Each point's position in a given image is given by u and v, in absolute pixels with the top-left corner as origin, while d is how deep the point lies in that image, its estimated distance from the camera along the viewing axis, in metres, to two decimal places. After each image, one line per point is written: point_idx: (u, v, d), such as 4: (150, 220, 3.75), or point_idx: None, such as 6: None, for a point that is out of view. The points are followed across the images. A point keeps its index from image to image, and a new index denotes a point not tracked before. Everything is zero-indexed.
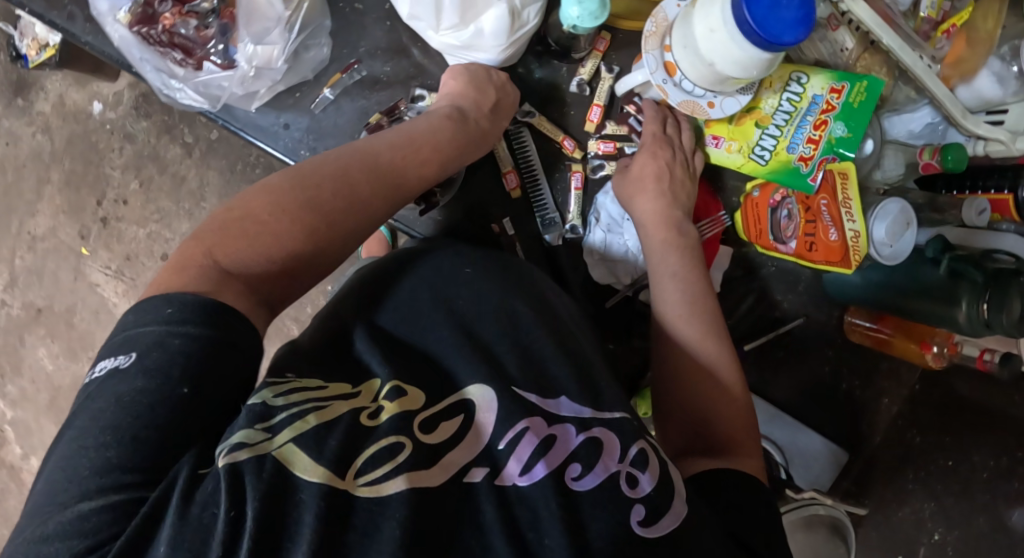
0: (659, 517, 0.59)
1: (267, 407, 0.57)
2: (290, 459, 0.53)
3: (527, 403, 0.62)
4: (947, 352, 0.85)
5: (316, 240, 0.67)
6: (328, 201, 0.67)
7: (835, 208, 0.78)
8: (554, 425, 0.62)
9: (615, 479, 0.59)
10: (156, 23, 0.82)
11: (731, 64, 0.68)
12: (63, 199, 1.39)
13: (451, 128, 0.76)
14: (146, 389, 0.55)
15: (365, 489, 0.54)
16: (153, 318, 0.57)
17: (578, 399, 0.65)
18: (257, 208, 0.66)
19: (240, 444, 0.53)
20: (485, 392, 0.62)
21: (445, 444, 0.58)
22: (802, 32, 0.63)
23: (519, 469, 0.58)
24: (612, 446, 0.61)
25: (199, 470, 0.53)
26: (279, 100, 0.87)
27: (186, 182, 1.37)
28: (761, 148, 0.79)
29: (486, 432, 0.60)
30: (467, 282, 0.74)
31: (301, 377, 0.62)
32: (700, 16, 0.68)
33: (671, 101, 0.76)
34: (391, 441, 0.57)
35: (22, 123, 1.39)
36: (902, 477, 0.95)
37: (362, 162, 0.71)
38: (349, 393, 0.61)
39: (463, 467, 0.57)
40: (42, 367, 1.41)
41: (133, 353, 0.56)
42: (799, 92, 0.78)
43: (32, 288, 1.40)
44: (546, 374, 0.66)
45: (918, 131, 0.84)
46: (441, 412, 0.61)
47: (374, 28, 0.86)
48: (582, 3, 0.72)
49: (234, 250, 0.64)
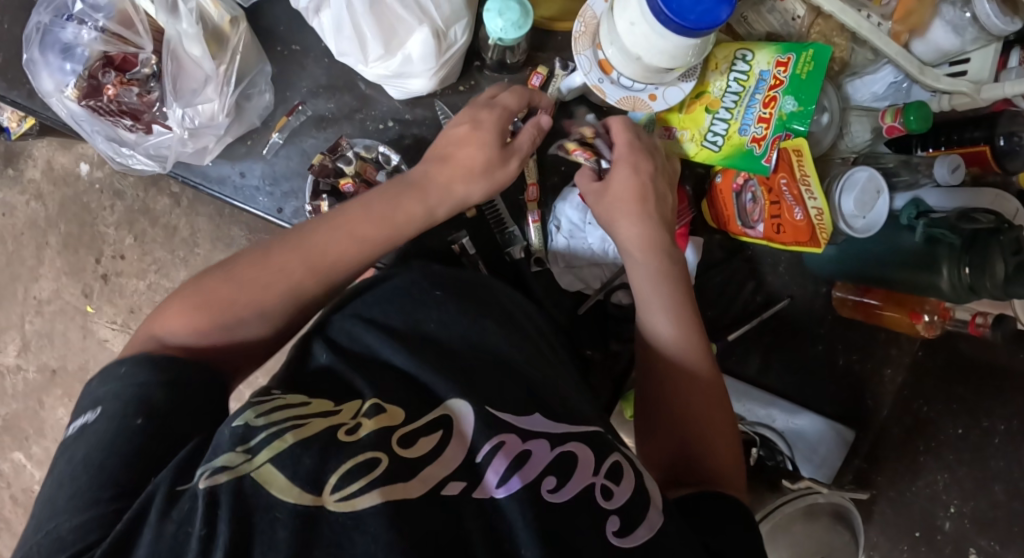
0: (634, 527, 0.57)
1: (248, 428, 0.55)
2: (270, 477, 0.51)
3: (488, 418, 0.60)
4: (939, 319, 0.80)
5: (281, 309, 0.68)
6: (277, 263, 0.68)
7: (796, 186, 0.74)
8: (528, 439, 0.60)
9: (589, 490, 0.58)
10: (102, 94, 0.81)
11: (659, 55, 0.65)
12: (63, 261, 1.42)
13: (432, 175, 0.72)
14: (116, 428, 0.57)
15: (340, 504, 0.51)
16: (109, 377, 0.60)
17: (551, 415, 0.63)
18: (204, 283, 0.67)
19: (222, 467, 0.52)
20: (464, 405, 0.60)
21: (423, 461, 0.56)
22: (724, 12, 0.60)
23: (497, 481, 0.56)
24: (587, 458, 0.60)
25: (176, 488, 0.52)
26: (232, 150, 0.87)
27: (178, 231, 1.40)
28: (714, 134, 0.76)
29: (464, 446, 0.58)
30: (434, 303, 0.69)
31: (287, 394, 0.60)
32: (620, 11, 0.66)
33: (611, 99, 0.74)
34: (367, 458, 0.54)
35: (15, 192, 1.42)
36: (913, 449, 0.91)
37: (336, 232, 0.69)
38: (331, 410, 0.59)
39: (440, 481, 0.55)
40: (63, 426, 1.44)
41: (97, 407, 0.58)
42: (745, 70, 0.75)
43: (44, 350, 1.44)
44: (505, 390, 0.63)
45: (882, 92, 0.80)
46: (419, 429, 0.58)
47: (314, 67, 0.85)
48: (504, 14, 0.70)
49: (183, 322, 0.64)
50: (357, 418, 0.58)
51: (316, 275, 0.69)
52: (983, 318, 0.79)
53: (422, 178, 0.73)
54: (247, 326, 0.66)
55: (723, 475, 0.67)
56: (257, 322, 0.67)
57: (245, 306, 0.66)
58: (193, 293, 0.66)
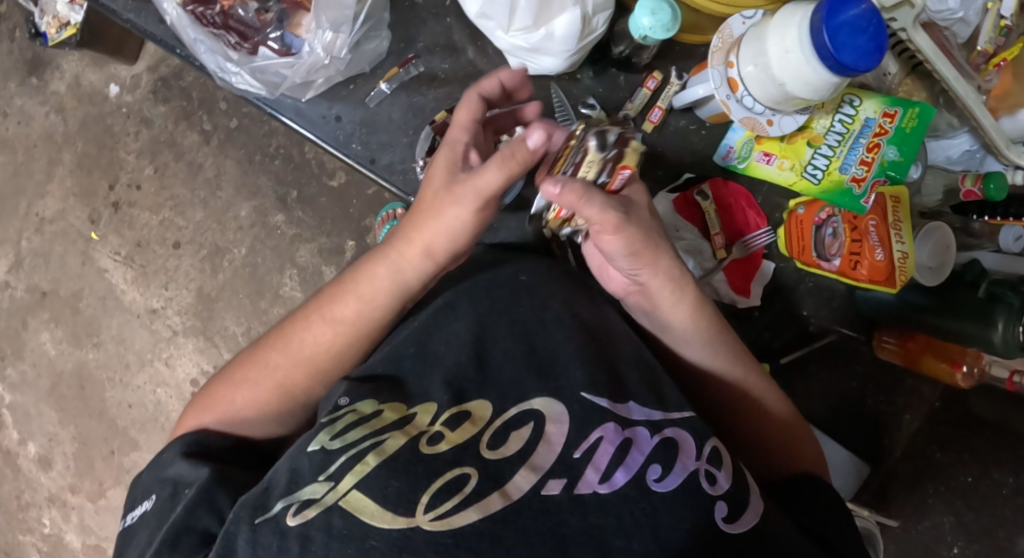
0: (741, 512, 0.58)
1: (326, 454, 0.58)
2: (359, 507, 0.55)
3: (595, 408, 0.60)
4: (976, 372, 0.90)
5: (275, 403, 0.72)
6: (279, 365, 0.72)
7: (886, 229, 0.82)
8: (626, 428, 0.59)
9: (695, 478, 0.58)
10: (212, 3, 0.82)
11: (802, 85, 0.71)
12: (74, 181, 1.37)
13: (415, 248, 0.71)
14: (169, 501, 0.66)
15: (436, 523, 0.54)
16: (166, 461, 0.69)
17: (646, 401, 0.62)
18: (229, 386, 0.73)
19: (309, 501, 0.56)
20: (554, 405, 0.60)
21: (512, 463, 0.57)
22: (875, 61, 0.67)
23: (598, 477, 0.57)
24: (687, 445, 0.60)
25: (257, 520, 0.57)
26: (334, 91, 0.86)
27: (202, 170, 1.36)
28: (814, 167, 0.82)
29: (556, 444, 0.58)
30: (528, 295, 0.69)
31: (357, 404, 0.62)
32: (774, 36, 0.72)
33: (733, 117, 0.78)
34: (457, 474, 0.56)
35: (36, 102, 1.37)
36: (923, 491, 1.00)
37: (315, 326, 0.73)
38: (406, 416, 0.60)
39: (540, 479, 0.56)
40: (44, 351, 1.40)
41: (155, 493, 0.68)
42: (852, 114, 0.81)
43: (38, 271, 1.39)
44: (617, 376, 0.63)
45: (957, 157, 0.85)
46: (506, 425, 0.59)
47: (433, 23, 0.86)
48: (655, 15, 0.73)
49: (210, 419, 0.72)
50: (435, 425, 0.60)
51: (302, 365, 0.72)
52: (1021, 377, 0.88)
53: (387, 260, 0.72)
54: (251, 418, 0.72)
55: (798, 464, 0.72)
56: (259, 415, 0.72)
57: (246, 402, 0.72)
58: (220, 395, 0.73)
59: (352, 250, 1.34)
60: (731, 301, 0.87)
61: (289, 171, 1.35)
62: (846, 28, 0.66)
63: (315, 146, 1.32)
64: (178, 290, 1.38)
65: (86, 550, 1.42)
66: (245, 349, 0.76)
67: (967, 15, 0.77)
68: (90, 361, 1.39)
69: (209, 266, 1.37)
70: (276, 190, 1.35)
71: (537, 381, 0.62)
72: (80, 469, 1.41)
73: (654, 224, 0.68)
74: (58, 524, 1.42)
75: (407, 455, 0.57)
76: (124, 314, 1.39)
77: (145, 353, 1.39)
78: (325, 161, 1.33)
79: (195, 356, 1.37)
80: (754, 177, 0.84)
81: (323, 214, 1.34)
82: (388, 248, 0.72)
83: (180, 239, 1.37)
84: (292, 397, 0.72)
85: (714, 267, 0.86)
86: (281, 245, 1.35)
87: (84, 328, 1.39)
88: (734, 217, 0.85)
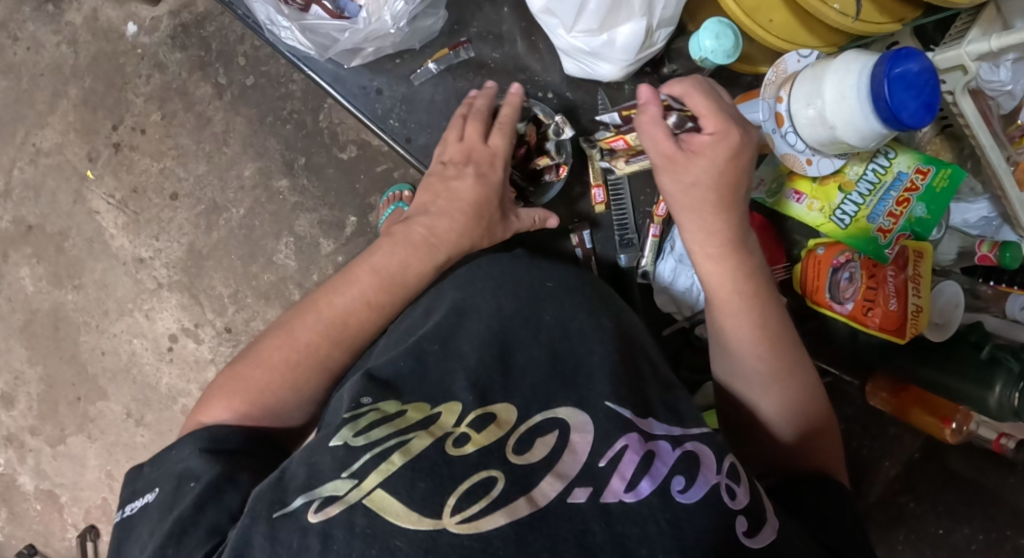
0: (761, 526, 0.55)
1: (349, 451, 0.55)
2: (384, 505, 0.51)
3: (623, 420, 0.57)
4: (965, 428, 0.92)
5: (289, 393, 0.68)
6: (286, 353, 0.69)
7: (904, 281, 0.83)
8: (648, 441, 0.57)
9: (717, 491, 0.55)
10: None
11: (851, 132, 0.72)
12: (76, 116, 1.33)
13: (466, 228, 0.75)
14: (171, 496, 0.61)
15: (463, 526, 0.51)
16: (182, 454, 0.63)
17: (666, 419, 0.61)
18: (242, 378, 0.68)
19: (331, 497, 0.52)
20: (578, 414, 0.58)
21: (539, 470, 0.54)
22: (928, 120, 0.68)
23: (623, 486, 0.54)
24: (708, 459, 0.57)
25: (275, 515, 0.53)
26: (379, 64, 0.85)
27: (211, 124, 1.32)
28: (843, 212, 0.83)
29: (581, 453, 0.55)
30: (555, 297, 0.68)
31: (381, 402, 0.59)
32: (831, 80, 0.72)
33: (776, 151, 0.79)
34: (483, 476, 0.53)
35: (48, 29, 1.32)
36: (893, 536, 1.02)
37: (277, 332, 0.71)
38: (430, 416, 0.58)
39: (565, 486, 0.53)
40: (21, 287, 1.35)
41: (154, 489, 0.62)
42: (885, 165, 0.82)
43: (26, 204, 1.34)
44: (641, 395, 0.62)
45: (974, 221, 0.88)
46: (531, 430, 0.57)
47: (490, 11, 0.85)
48: (718, 39, 0.73)
49: (222, 412, 0.67)
50: (460, 426, 0.56)
51: (313, 356, 0.69)
52: (1007, 439, 0.92)
53: (365, 264, 0.73)
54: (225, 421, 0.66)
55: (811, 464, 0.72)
56: (232, 413, 0.67)
57: (218, 408, 0.67)
58: (231, 387, 0.68)
59: (353, 226, 1.32)
60: None
61: (300, 137, 1.32)
62: (906, 83, 0.66)
63: (330, 115, 1.30)
64: (169, 243, 1.34)
65: (39, 494, 1.40)
66: (244, 348, 0.71)
67: (1014, 89, 0.78)
68: (68, 303, 1.35)
69: (204, 222, 1.34)
70: (284, 155, 1.32)
71: (562, 390, 0.59)
72: (43, 412, 1.38)
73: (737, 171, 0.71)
74: (12, 465, 1.40)
75: (435, 456, 0.54)
76: (110, 260, 1.35)
77: (126, 302, 1.35)
78: (338, 132, 1.31)
79: (177, 312, 1.35)
80: (784, 212, 0.86)
81: (328, 185, 1.32)
82: (388, 244, 0.74)
83: (179, 191, 1.33)
84: (263, 399, 0.68)
85: None
86: (281, 211, 1.33)
87: (66, 269, 1.35)
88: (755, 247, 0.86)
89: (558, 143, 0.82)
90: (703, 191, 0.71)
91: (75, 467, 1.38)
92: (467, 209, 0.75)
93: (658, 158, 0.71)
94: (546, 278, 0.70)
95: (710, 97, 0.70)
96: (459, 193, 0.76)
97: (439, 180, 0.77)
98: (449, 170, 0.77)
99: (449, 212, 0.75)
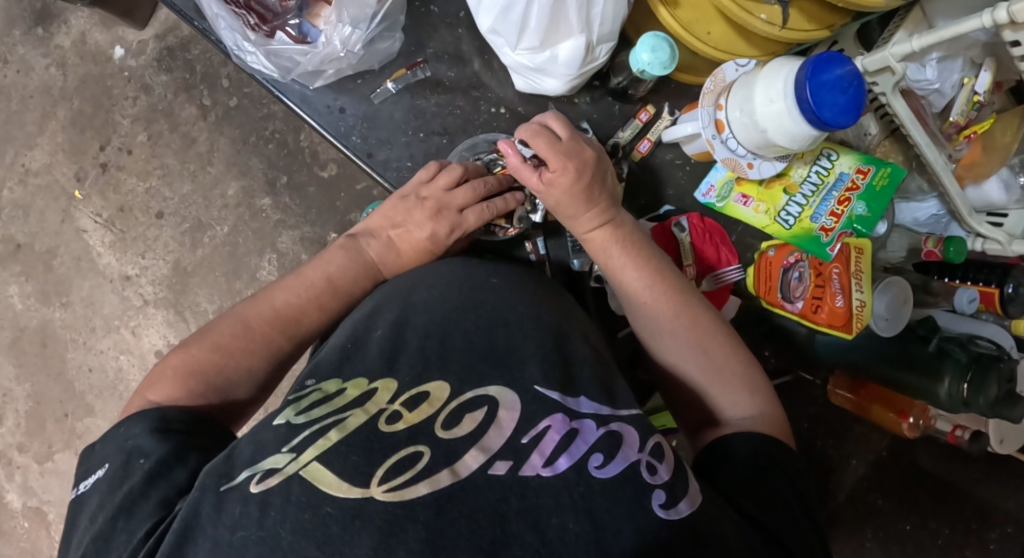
0: (679, 501, 0.58)
1: (291, 427, 0.58)
2: (318, 476, 0.54)
3: (548, 403, 0.60)
4: (922, 424, 0.94)
5: (234, 377, 0.72)
6: (233, 341, 0.73)
7: (847, 277, 0.84)
8: (574, 420, 0.60)
9: (636, 468, 0.58)
10: None
11: (782, 134, 0.75)
12: (65, 137, 1.37)
13: (405, 266, 0.82)
14: (121, 470, 0.62)
15: (389, 495, 0.53)
16: (130, 434, 0.65)
17: (596, 397, 0.63)
18: (192, 359, 0.71)
19: (271, 470, 0.55)
20: (507, 393, 0.60)
21: (463, 443, 0.57)
22: (852, 118, 0.71)
23: (542, 461, 0.56)
24: (631, 438, 0.60)
25: (221, 489, 0.55)
26: (341, 84, 0.89)
27: (195, 144, 1.36)
28: (787, 214, 0.86)
29: (507, 428, 0.58)
30: (498, 289, 0.71)
31: (323, 383, 0.62)
32: (762, 86, 0.76)
33: (716, 156, 0.83)
34: (410, 451, 0.56)
35: (38, 53, 1.37)
36: (862, 535, 1.03)
37: (230, 320, 0.75)
38: (367, 392, 0.60)
39: (487, 458, 0.56)
40: (10, 304, 1.39)
41: (105, 465, 0.64)
42: (828, 167, 0.85)
43: (16, 222, 1.39)
44: (573, 376, 0.64)
45: (923, 219, 0.90)
46: (461, 406, 0.59)
47: (444, 32, 0.89)
48: (654, 52, 0.77)
49: (167, 391, 0.69)
50: (394, 404, 0.59)
51: (258, 345, 0.74)
52: (962, 431, 0.93)
53: (316, 264, 0.80)
54: (177, 399, 0.69)
55: (747, 424, 0.71)
56: (185, 392, 0.69)
57: (168, 388, 0.69)
58: (179, 368, 0.71)
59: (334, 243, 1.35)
60: None
61: (282, 156, 1.35)
62: (830, 83, 0.70)
63: (310, 134, 1.33)
64: (155, 260, 1.38)
65: (26, 512, 1.42)
66: (191, 336, 0.74)
67: (943, 88, 0.80)
68: (56, 319, 1.39)
69: (189, 240, 1.37)
70: (266, 174, 1.36)
71: (494, 370, 0.62)
72: (31, 428, 1.40)
73: (592, 193, 0.77)
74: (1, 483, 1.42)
75: (366, 432, 0.56)
76: (97, 277, 1.38)
77: (113, 319, 1.38)
78: (318, 151, 1.34)
79: (162, 329, 1.38)
80: (731, 216, 0.88)
81: (309, 203, 1.35)
82: (330, 256, 0.81)
83: (164, 210, 1.37)
84: (213, 384, 0.71)
85: None
86: (264, 229, 1.36)
87: (55, 287, 1.39)
88: (709, 250, 0.87)
89: (525, 214, 0.86)
90: (574, 203, 0.77)
91: (62, 484, 1.40)
92: (408, 252, 0.82)
93: (541, 196, 0.79)
94: (491, 275, 0.73)
95: (539, 134, 0.76)
96: (410, 241, 0.82)
97: (404, 212, 0.83)
98: (413, 212, 0.82)
99: (393, 247, 0.82)
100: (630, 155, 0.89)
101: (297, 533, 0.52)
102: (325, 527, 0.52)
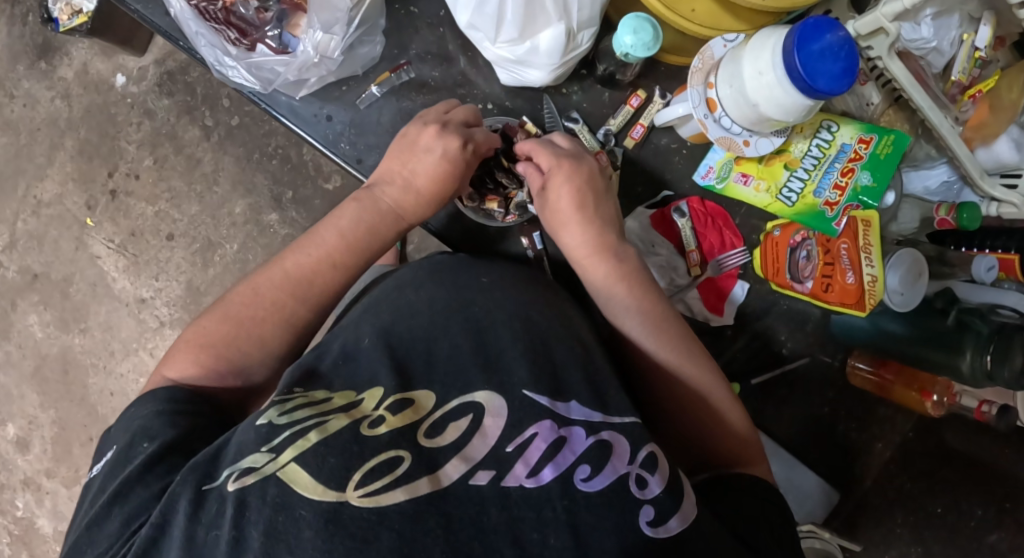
0: (669, 518, 0.55)
1: (272, 428, 0.56)
2: (294, 477, 0.52)
3: (535, 409, 0.58)
4: (947, 401, 0.93)
5: (247, 354, 0.70)
6: (248, 313, 0.71)
7: (856, 252, 0.82)
8: (562, 427, 0.58)
9: (624, 481, 0.56)
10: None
11: (775, 106, 0.73)
12: (74, 166, 1.39)
13: (424, 201, 0.78)
14: (123, 455, 0.61)
15: (364, 500, 0.52)
16: (138, 415, 0.64)
17: (588, 402, 0.61)
18: (208, 333, 0.70)
19: (249, 469, 0.54)
20: (495, 400, 0.58)
21: (445, 453, 0.56)
22: (844, 84, 0.68)
23: (526, 471, 0.55)
24: (621, 449, 0.57)
25: (203, 487, 0.54)
26: (326, 92, 0.88)
27: (200, 165, 1.37)
28: (789, 190, 0.84)
29: (491, 436, 0.56)
30: (487, 289, 0.68)
31: (309, 391, 0.60)
32: (750, 58, 0.73)
33: (710, 136, 0.80)
34: (391, 455, 0.54)
35: (42, 86, 1.40)
36: None
37: (244, 289, 0.73)
38: (352, 402, 0.58)
39: (468, 468, 0.55)
40: (30, 333, 1.41)
41: (113, 449, 0.63)
42: (829, 139, 0.83)
43: (31, 253, 1.41)
44: (560, 378, 0.62)
45: (934, 188, 0.88)
46: (445, 415, 0.58)
47: (427, 32, 0.88)
48: (636, 34, 0.75)
49: (183, 368, 0.69)
50: (379, 409, 0.58)
51: (278, 316, 0.72)
52: (988, 406, 0.90)
53: (326, 224, 0.76)
54: (193, 378, 0.69)
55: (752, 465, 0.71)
56: (200, 368, 0.69)
57: (183, 364, 0.69)
58: (198, 341, 0.70)
59: None
60: (705, 318, 0.88)
61: (287, 170, 1.36)
62: (816, 52, 0.68)
63: (312, 148, 1.33)
64: (169, 282, 1.39)
65: (57, 536, 1.43)
66: (207, 309, 0.73)
67: (941, 45, 0.78)
68: (75, 346, 1.41)
69: (200, 259, 1.38)
70: (272, 190, 1.36)
71: (480, 374, 0.60)
72: (57, 454, 1.42)
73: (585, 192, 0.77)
74: (31, 508, 1.44)
75: (349, 437, 0.55)
76: (112, 302, 1.40)
77: (130, 341, 1.40)
78: (321, 164, 1.35)
79: None
80: (732, 198, 0.86)
81: (316, 216, 1.35)
82: (340, 215, 0.76)
83: (174, 231, 1.38)
84: (228, 362, 0.70)
85: (687, 284, 0.87)
86: (273, 244, 1.36)
87: (72, 313, 1.40)
88: (711, 234, 0.86)
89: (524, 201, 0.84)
90: (562, 211, 0.77)
91: None
92: (429, 186, 0.78)
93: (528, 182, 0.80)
94: (482, 274, 0.71)
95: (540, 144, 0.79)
96: (425, 173, 0.77)
97: (409, 148, 0.78)
98: (421, 142, 0.78)
99: (411, 189, 0.78)
100: (625, 142, 0.86)
101: (270, 540, 0.51)
102: (298, 531, 0.51)
